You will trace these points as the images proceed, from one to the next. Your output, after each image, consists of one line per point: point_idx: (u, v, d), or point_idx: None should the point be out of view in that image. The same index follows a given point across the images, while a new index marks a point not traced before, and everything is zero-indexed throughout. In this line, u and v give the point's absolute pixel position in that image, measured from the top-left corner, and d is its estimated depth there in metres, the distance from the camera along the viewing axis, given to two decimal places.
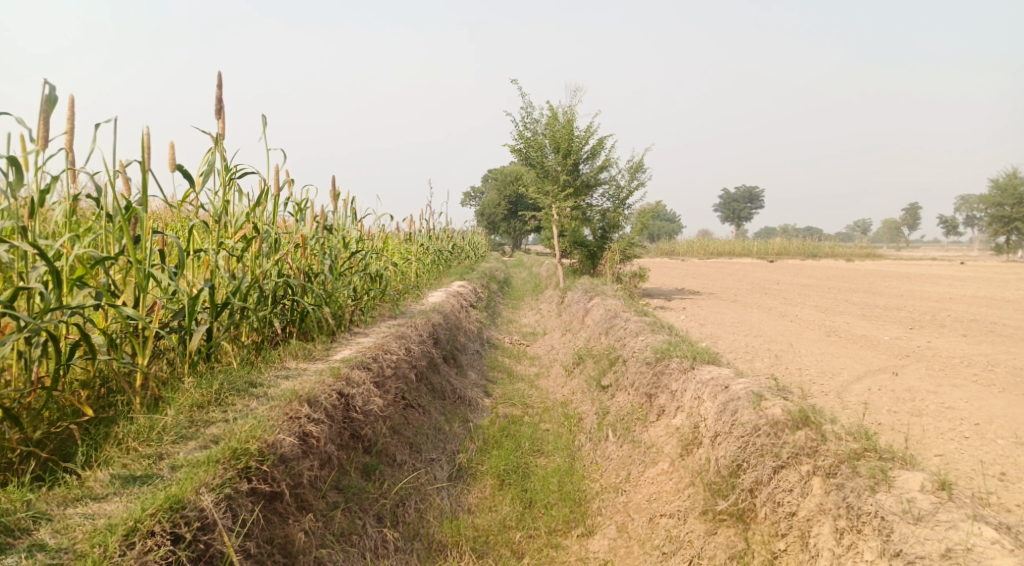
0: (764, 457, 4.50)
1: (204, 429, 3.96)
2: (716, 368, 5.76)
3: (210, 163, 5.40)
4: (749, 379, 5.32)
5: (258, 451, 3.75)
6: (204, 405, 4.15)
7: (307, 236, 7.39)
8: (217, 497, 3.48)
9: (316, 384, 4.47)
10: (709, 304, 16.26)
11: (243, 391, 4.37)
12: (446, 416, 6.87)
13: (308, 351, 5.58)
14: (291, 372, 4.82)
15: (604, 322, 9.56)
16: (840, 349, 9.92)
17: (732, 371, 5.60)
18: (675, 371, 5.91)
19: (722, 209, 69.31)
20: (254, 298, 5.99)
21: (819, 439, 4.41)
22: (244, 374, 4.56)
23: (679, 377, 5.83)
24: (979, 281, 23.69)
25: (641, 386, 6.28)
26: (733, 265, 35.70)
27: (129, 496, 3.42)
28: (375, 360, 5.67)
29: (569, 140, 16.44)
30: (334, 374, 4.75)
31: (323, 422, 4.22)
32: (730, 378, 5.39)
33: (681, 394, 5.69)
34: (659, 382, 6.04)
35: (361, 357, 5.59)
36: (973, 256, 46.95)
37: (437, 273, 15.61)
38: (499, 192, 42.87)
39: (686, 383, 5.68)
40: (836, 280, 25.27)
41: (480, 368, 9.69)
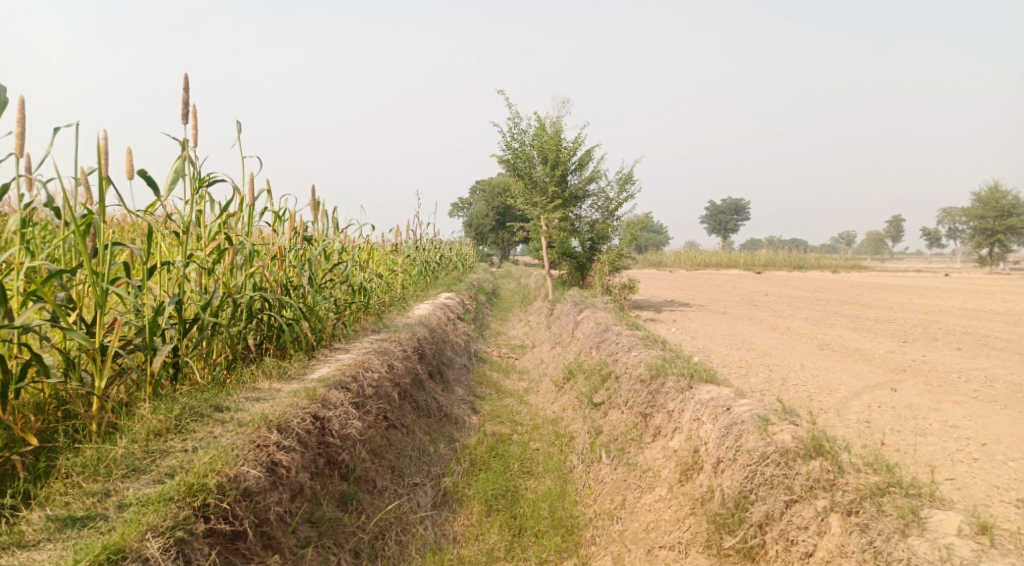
0: (775, 490, 4.22)
1: (158, 459, 3.65)
2: (715, 387, 5.49)
3: (177, 170, 5.09)
4: (751, 400, 5.05)
5: (217, 487, 3.44)
6: (162, 432, 3.83)
7: (286, 247, 7.09)
8: (166, 542, 3.17)
9: (287, 407, 4.16)
10: (699, 317, 16.03)
11: (206, 414, 4.04)
12: (430, 437, 6.55)
13: (283, 369, 5.26)
14: (263, 395, 4.50)
15: (594, 336, 9.28)
16: (835, 363, 9.69)
17: (732, 391, 5.33)
18: (671, 391, 5.64)
19: (710, 220, 69.38)
20: (226, 313, 5.69)
21: (835, 471, 4.13)
22: (209, 396, 4.23)
23: (676, 397, 5.55)
24: (968, 293, 23.58)
25: (635, 405, 6.00)
26: (721, 276, 35.53)
27: (64, 543, 3.11)
28: (355, 379, 5.35)
29: (557, 151, 16.22)
30: (309, 395, 4.43)
31: (295, 449, 3.91)
32: (731, 398, 5.12)
33: (678, 415, 5.41)
34: (655, 401, 5.76)
35: (340, 376, 5.27)
36: (958, 268, 47.10)
37: (423, 285, 15.30)
38: (487, 203, 42.65)
39: (684, 402, 5.40)
40: (824, 292, 25.14)
41: (468, 383, 9.38)
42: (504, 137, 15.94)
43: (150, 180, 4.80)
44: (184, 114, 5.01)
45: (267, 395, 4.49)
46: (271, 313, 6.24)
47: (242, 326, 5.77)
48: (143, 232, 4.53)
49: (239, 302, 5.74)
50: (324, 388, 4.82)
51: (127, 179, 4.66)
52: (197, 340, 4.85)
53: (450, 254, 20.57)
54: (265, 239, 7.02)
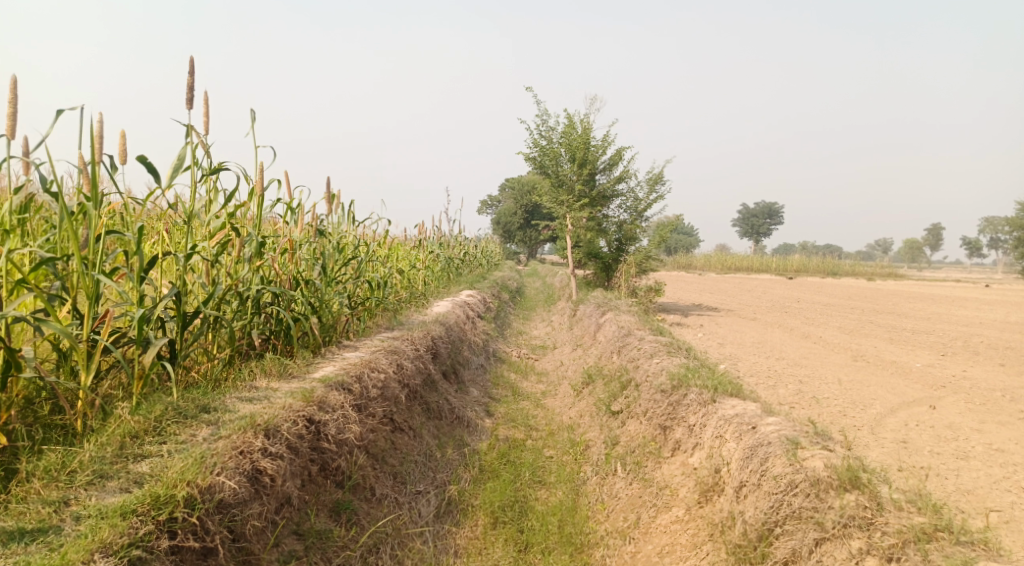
0: (805, 524, 3.88)
1: (132, 463, 3.44)
2: (741, 402, 5.15)
3: (180, 156, 4.89)
4: (780, 419, 4.71)
5: (186, 499, 3.23)
6: (139, 434, 3.62)
7: (298, 239, 6.89)
8: (120, 561, 2.96)
9: (279, 409, 3.95)
10: (727, 322, 15.59)
11: (190, 415, 3.83)
12: (439, 441, 6.28)
13: (285, 367, 5.04)
14: (257, 395, 4.28)
15: (616, 340, 8.94)
16: (869, 377, 9.25)
17: (759, 407, 5.00)
18: (693, 404, 5.30)
19: (741, 223, 68.36)
20: (231, 306, 5.50)
21: (873, 508, 3.77)
22: (196, 396, 4.02)
23: (698, 410, 5.22)
24: (1008, 306, 22.78)
25: (654, 417, 5.68)
26: (751, 280, 34.87)
27: (9, 558, 2.89)
28: (359, 380, 5.11)
29: (585, 149, 15.87)
30: (305, 397, 4.21)
31: (282, 457, 3.71)
32: (758, 416, 4.78)
33: (699, 430, 5.09)
34: (675, 413, 5.43)
35: (343, 376, 5.03)
36: (997, 279, 45.84)
37: (445, 281, 15.05)
38: (516, 201, 42.40)
39: (706, 418, 5.07)
40: (858, 300, 24.46)
41: (484, 384, 9.11)
42: (532, 133, 15.64)
43: (150, 166, 4.59)
44: (189, 98, 4.80)
45: (263, 395, 4.29)
46: (279, 307, 6.05)
47: (249, 319, 5.57)
48: (138, 220, 4.33)
49: (246, 294, 5.55)
50: (324, 389, 4.61)
51: (123, 164, 4.47)
52: (196, 334, 4.65)
53: (474, 251, 20.31)
54: (277, 230, 6.83)
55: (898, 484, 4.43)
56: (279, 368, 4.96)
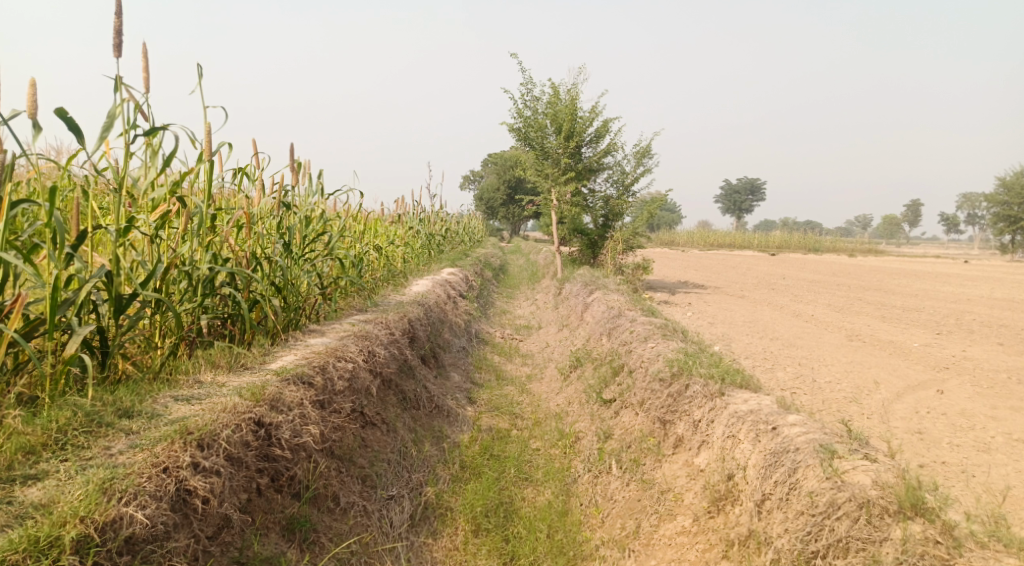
0: (855, 558, 3.39)
1: (20, 490, 2.84)
2: (754, 395, 4.64)
3: (106, 115, 4.26)
4: (802, 417, 4.21)
5: (79, 539, 2.70)
6: (35, 450, 3.02)
7: (257, 212, 6.29)
8: None
9: (219, 411, 3.41)
10: (716, 300, 15.13)
11: (104, 425, 3.24)
12: (416, 435, 5.73)
13: (236, 357, 4.45)
14: (196, 393, 3.71)
15: (606, 321, 8.40)
16: (869, 358, 8.79)
17: (773, 402, 4.49)
18: (698, 396, 4.78)
19: (724, 199, 68.03)
20: (176, 287, 4.90)
21: (948, 545, 3.26)
22: (118, 397, 3.44)
23: (704, 404, 4.70)
24: (992, 282, 22.49)
25: (652, 409, 5.17)
26: (735, 257, 34.52)
27: None
28: (323, 372, 4.53)
29: (572, 120, 15.26)
30: (254, 394, 3.66)
31: (217, 473, 3.19)
32: (776, 414, 4.29)
33: (706, 427, 4.59)
34: (677, 405, 4.91)
35: (304, 366, 4.45)
36: (977, 256, 45.76)
37: (426, 259, 14.44)
38: (499, 177, 41.74)
39: (716, 413, 4.56)
40: (843, 276, 24.09)
41: (466, 368, 8.55)
42: (516, 104, 14.99)
43: (71, 124, 3.97)
44: (116, 44, 4.17)
45: (204, 392, 3.73)
46: (234, 288, 5.46)
47: (200, 302, 4.99)
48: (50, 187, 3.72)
49: (194, 274, 4.95)
50: (281, 382, 4.05)
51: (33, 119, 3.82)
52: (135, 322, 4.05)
53: (456, 228, 19.68)
54: (235, 202, 6.24)
55: (949, 499, 3.89)
56: (228, 361, 4.36)
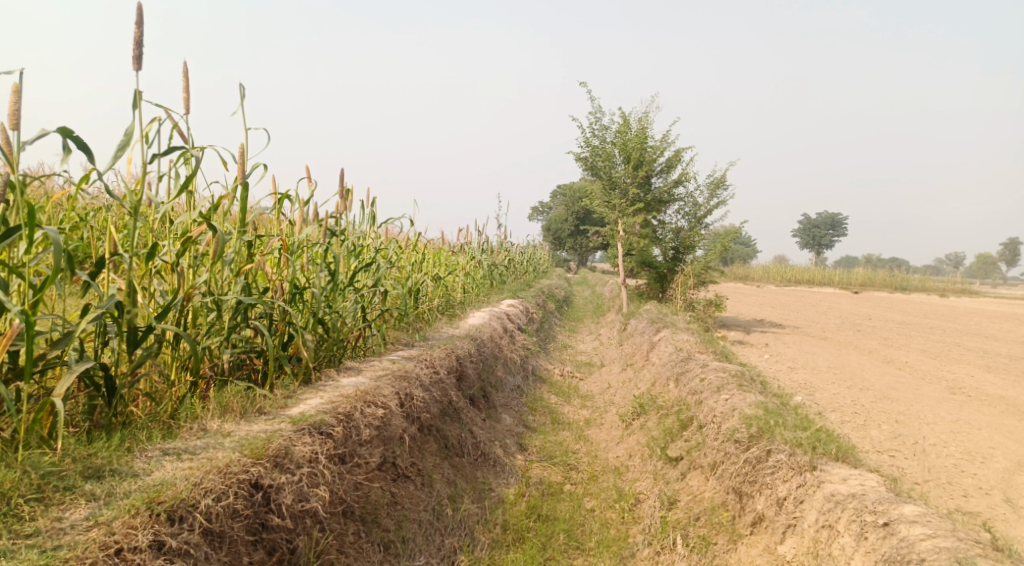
0: None
1: None
2: (849, 470, 4.04)
3: (124, 131, 3.89)
4: (920, 509, 3.55)
5: None
6: None
7: (296, 239, 5.87)
8: None
9: (207, 470, 3.05)
10: (794, 341, 14.11)
11: (61, 489, 2.91)
12: (455, 488, 5.15)
13: (251, 400, 3.99)
14: (193, 448, 3.31)
15: (672, 364, 7.66)
16: (977, 417, 7.78)
17: (878, 484, 3.82)
18: (782, 469, 4.16)
19: (802, 234, 65.58)
20: (203, 319, 4.51)
21: None
22: (93, 454, 3.12)
23: (790, 479, 4.10)
24: None
25: (725, 477, 4.53)
26: (813, 294, 32.82)
27: None
28: (349, 420, 4.01)
29: (642, 150, 14.64)
30: (255, 450, 3.25)
31: (190, 553, 2.82)
32: (887, 502, 3.66)
33: (794, 509, 4.00)
34: (756, 476, 4.29)
35: (325, 413, 3.94)
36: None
37: (486, 289, 13.93)
38: (568, 209, 41.29)
39: (806, 492, 3.99)
40: (935, 318, 22.42)
41: (519, 409, 7.95)
42: (584, 132, 14.48)
43: (78, 141, 3.66)
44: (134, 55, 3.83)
45: (203, 445, 3.34)
46: (266, 321, 5.02)
47: (228, 335, 4.58)
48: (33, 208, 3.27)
49: (223, 304, 4.55)
50: (296, 433, 3.55)
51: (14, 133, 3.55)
52: (142, 359, 3.68)
53: (520, 258, 19.16)
54: (275, 228, 5.87)
55: None
56: (242, 404, 3.90)
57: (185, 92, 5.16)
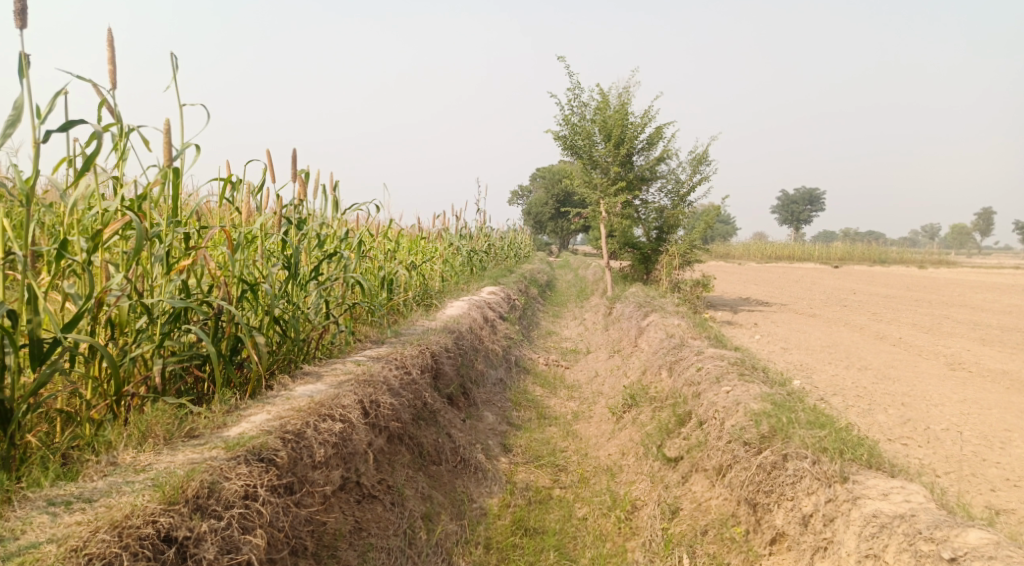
0: None
1: None
2: (886, 482, 3.58)
3: (12, 108, 3.29)
4: (987, 537, 3.09)
5: None
6: None
7: (246, 230, 5.24)
8: None
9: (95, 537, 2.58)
10: (784, 320, 13.68)
11: None
12: (431, 504, 4.60)
13: (179, 424, 3.42)
14: (88, 499, 2.80)
15: (663, 351, 7.14)
16: (986, 395, 7.38)
17: (927, 505, 3.36)
18: (809, 483, 3.70)
19: (781, 210, 65.47)
20: (131, 326, 3.96)
21: None
22: None
23: (817, 492, 3.66)
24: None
25: (736, 486, 4.04)
26: (796, 270, 32.48)
27: None
28: (298, 440, 3.44)
29: (622, 127, 14.10)
30: (166, 495, 2.78)
31: None
32: (947, 528, 3.19)
33: (827, 531, 3.53)
34: (772, 485, 3.84)
35: (268, 433, 3.36)
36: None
37: (466, 277, 13.31)
38: (548, 192, 40.72)
39: (838, 509, 3.54)
40: (919, 290, 22.19)
41: (501, 405, 7.39)
42: (562, 109, 13.90)
43: None
44: (18, 14, 3.22)
45: (115, 481, 2.93)
46: (207, 325, 4.42)
47: (160, 343, 4.03)
48: None
49: (152, 309, 4.00)
50: (229, 462, 3.06)
51: None
52: (42, 379, 3.14)
53: (500, 243, 18.51)
54: (223, 218, 5.26)
55: None
56: (167, 428, 3.35)
57: (111, 65, 4.53)
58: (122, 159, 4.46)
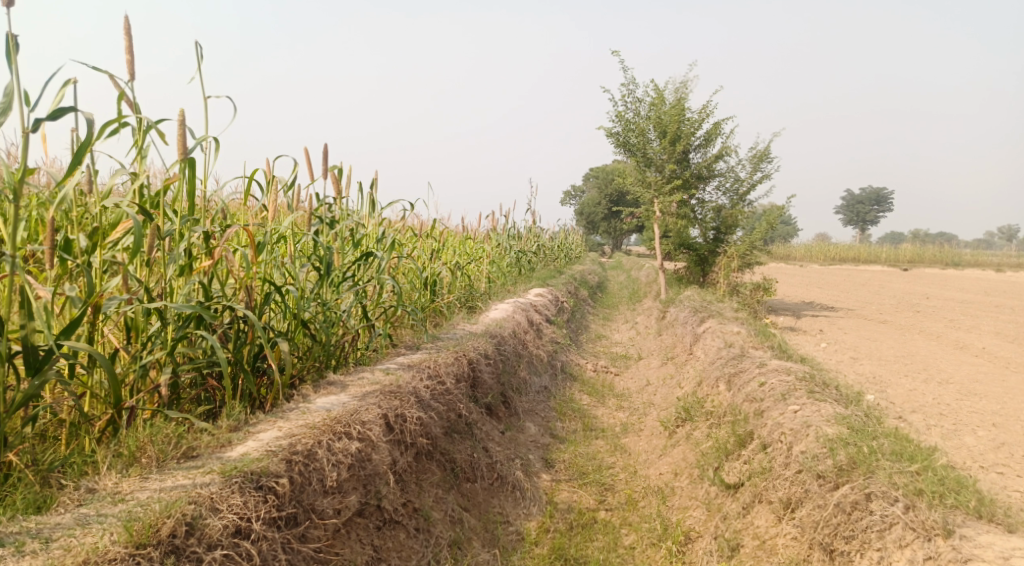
0: None
1: None
2: (1003, 541, 3.05)
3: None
4: None
5: None
6: None
7: (275, 229, 4.89)
8: None
9: None
10: (850, 326, 12.89)
11: None
12: (461, 530, 4.20)
13: (172, 444, 3.20)
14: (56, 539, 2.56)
15: (721, 362, 6.60)
16: None
17: None
18: (905, 535, 3.17)
19: (843, 210, 63.29)
20: (143, 331, 3.65)
21: None
22: None
23: (913, 546, 3.13)
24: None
25: (810, 526, 3.54)
26: (860, 274, 31.11)
27: None
28: (302, 465, 3.11)
29: (678, 123, 13.52)
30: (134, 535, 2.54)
31: None
32: None
33: None
34: (854, 530, 3.34)
35: (268, 459, 3.04)
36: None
37: (514, 278, 12.88)
38: (602, 191, 40.10)
39: None
40: (996, 295, 20.88)
41: (545, 416, 6.95)
42: (616, 105, 13.38)
43: None
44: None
45: (84, 515, 2.71)
46: (226, 330, 4.08)
47: (173, 349, 3.69)
48: None
49: (165, 312, 3.67)
50: (222, 491, 2.82)
51: None
52: (26, 394, 2.85)
53: (550, 244, 18.01)
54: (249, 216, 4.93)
55: None
56: (160, 448, 3.13)
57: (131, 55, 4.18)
58: (140, 155, 4.16)
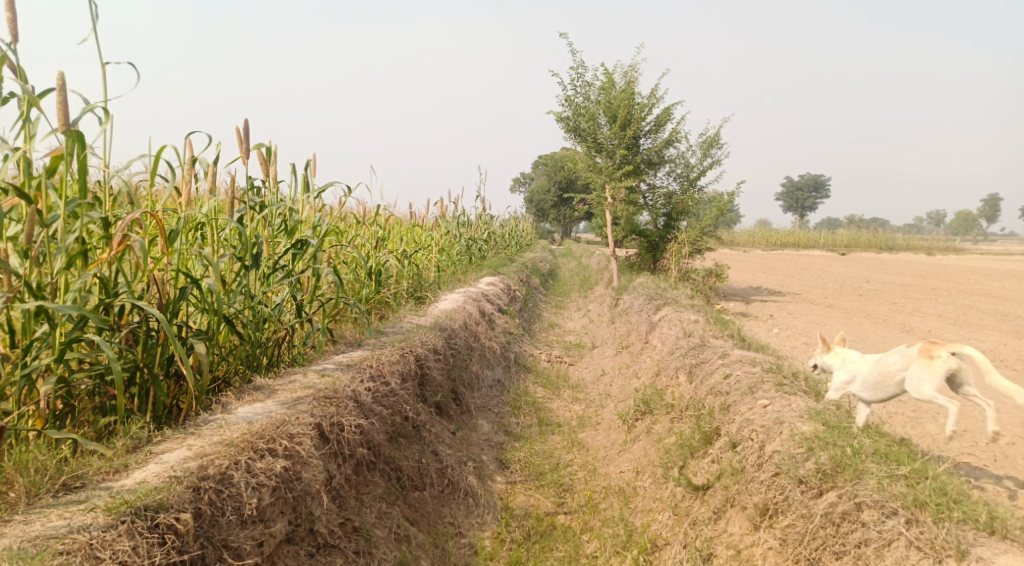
0: None
1: None
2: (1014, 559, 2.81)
3: None
4: None
5: None
6: None
7: (193, 216, 4.41)
8: None
9: None
10: (801, 311, 12.84)
11: None
12: (408, 548, 3.80)
13: (49, 475, 2.77)
14: None
15: (681, 352, 6.32)
16: None
17: None
18: (907, 551, 2.93)
19: (785, 196, 64.41)
20: (27, 334, 3.19)
21: None
22: None
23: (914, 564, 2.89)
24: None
25: (795, 539, 3.32)
26: (802, 258, 31.42)
27: None
28: (208, 493, 2.77)
29: (628, 106, 13.23)
30: None
31: None
32: None
33: None
34: (844, 544, 3.12)
35: (167, 489, 2.70)
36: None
37: (464, 266, 12.42)
38: (550, 178, 39.88)
39: None
40: (933, 277, 21.30)
41: (498, 412, 6.57)
42: (565, 88, 13.02)
43: None
44: None
45: None
46: (131, 331, 3.61)
47: (63, 354, 3.23)
48: None
49: (52, 313, 3.22)
50: (107, 532, 2.51)
51: None
52: None
53: (500, 232, 17.59)
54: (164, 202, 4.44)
55: None
56: (34, 480, 2.72)
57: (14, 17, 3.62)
58: (28, 134, 3.68)
